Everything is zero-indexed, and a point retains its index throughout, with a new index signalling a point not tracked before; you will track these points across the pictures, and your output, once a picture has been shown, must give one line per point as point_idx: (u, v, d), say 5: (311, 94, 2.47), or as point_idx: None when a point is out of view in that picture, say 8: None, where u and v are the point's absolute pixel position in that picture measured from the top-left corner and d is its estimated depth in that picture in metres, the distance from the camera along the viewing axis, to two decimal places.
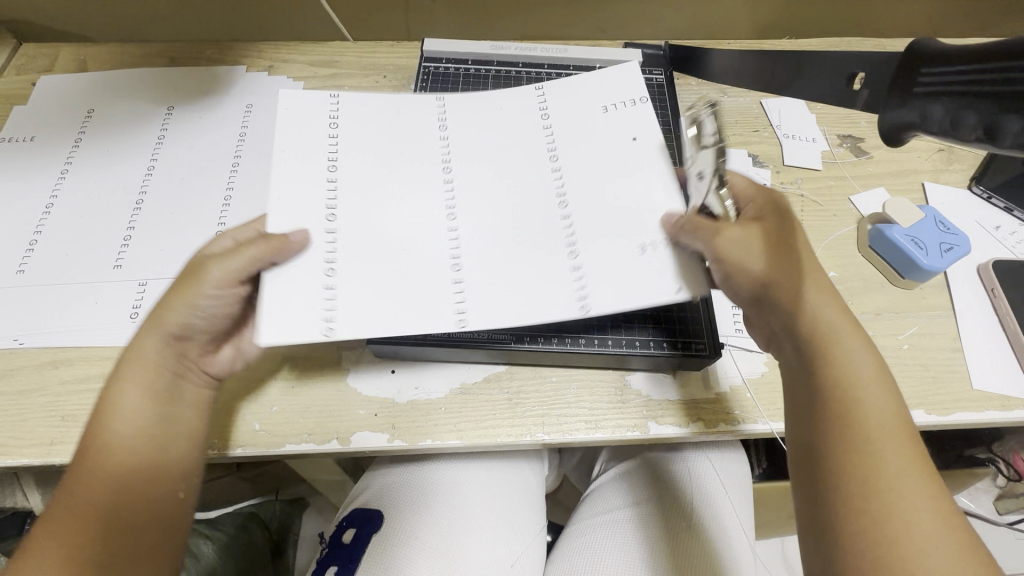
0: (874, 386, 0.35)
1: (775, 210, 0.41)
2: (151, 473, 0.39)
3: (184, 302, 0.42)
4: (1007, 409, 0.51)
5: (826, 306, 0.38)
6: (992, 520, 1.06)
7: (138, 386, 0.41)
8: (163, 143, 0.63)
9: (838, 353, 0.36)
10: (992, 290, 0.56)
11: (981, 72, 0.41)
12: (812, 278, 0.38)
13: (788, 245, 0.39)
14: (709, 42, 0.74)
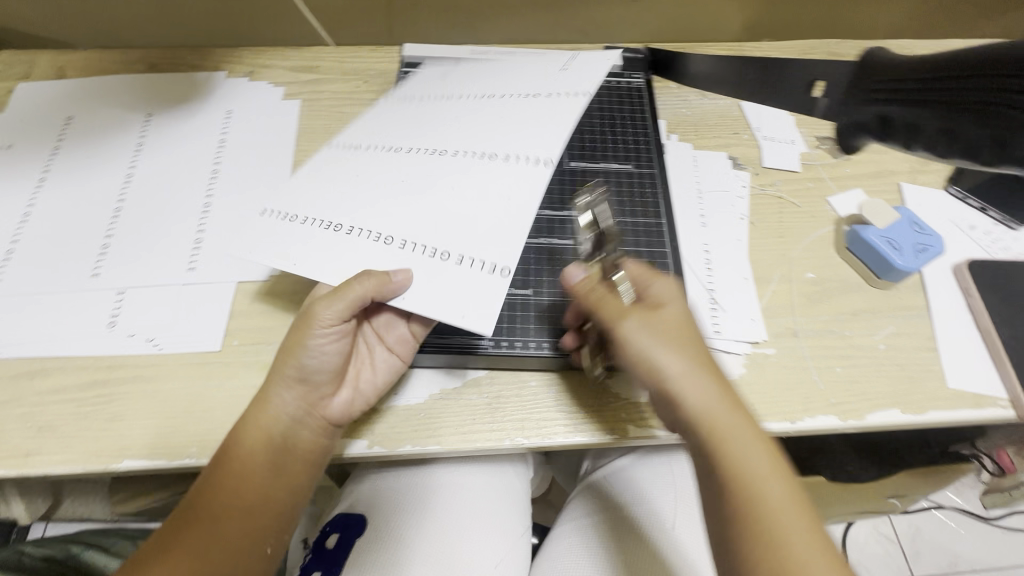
0: (766, 468, 0.38)
1: (663, 301, 0.44)
2: (258, 495, 0.44)
3: (297, 351, 0.46)
4: (980, 407, 0.51)
5: (718, 397, 0.40)
6: (977, 515, 1.07)
7: (263, 423, 0.45)
8: (142, 150, 0.62)
9: (732, 441, 0.39)
10: (967, 290, 0.56)
11: (982, 90, 0.59)
12: (699, 368, 0.41)
13: (676, 340, 0.42)
14: (689, 45, 0.75)
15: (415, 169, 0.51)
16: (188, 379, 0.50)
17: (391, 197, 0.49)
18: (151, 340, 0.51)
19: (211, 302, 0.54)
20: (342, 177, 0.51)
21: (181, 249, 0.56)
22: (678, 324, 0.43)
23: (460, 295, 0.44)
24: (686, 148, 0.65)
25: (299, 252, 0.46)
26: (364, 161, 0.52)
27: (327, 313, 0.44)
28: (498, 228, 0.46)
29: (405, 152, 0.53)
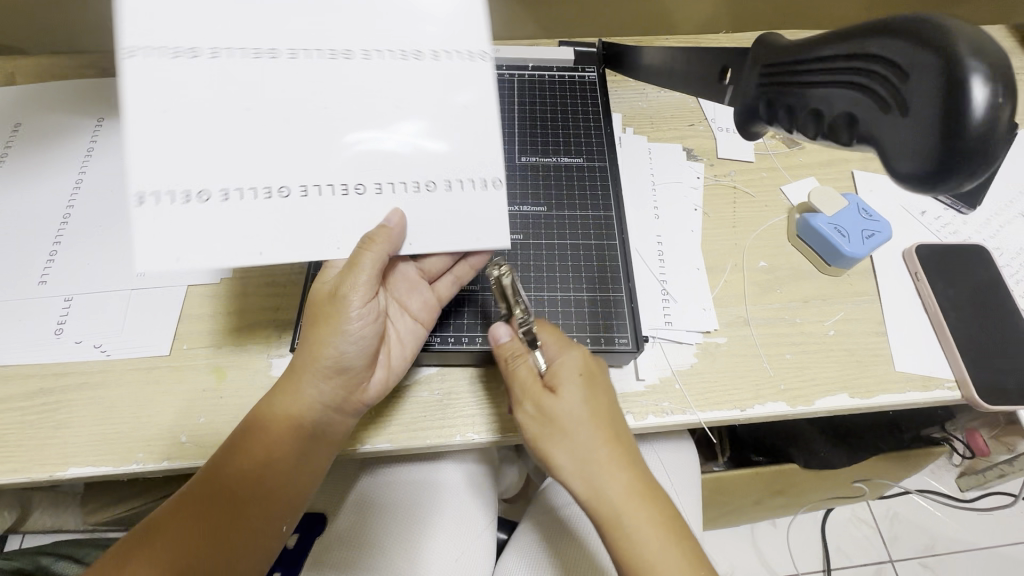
0: (655, 549, 0.39)
1: (566, 380, 0.42)
2: (277, 474, 0.43)
3: (338, 334, 0.44)
4: (928, 389, 0.52)
5: (613, 482, 0.40)
6: (953, 497, 1.08)
7: (292, 406, 0.44)
8: (92, 155, 0.62)
9: (620, 529, 0.40)
10: (916, 274, 0.57)
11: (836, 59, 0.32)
12: (596, 455, 0.40)
13: (572, 427, 0.41)
14: (647, 38, 0.75)
15: (323, 73, 0.39)
16: (136, 385, 0.49)
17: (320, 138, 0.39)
18: (99, 347, 0.51)
19: (161, 306, 0.53)
20: (227, 112, 0.38)
21: (131, 254, 0.56)
22: (581, 406, 0.41)
23: (468, 221, 0.42)
24: (641, 140, 0.65)
25: (250, 234, 0.39)
26: (235, 75, 0.38)
27: (361, 292, 0.43)
28: (479, 139, 0.42)
29: (286, 54, 0.39)
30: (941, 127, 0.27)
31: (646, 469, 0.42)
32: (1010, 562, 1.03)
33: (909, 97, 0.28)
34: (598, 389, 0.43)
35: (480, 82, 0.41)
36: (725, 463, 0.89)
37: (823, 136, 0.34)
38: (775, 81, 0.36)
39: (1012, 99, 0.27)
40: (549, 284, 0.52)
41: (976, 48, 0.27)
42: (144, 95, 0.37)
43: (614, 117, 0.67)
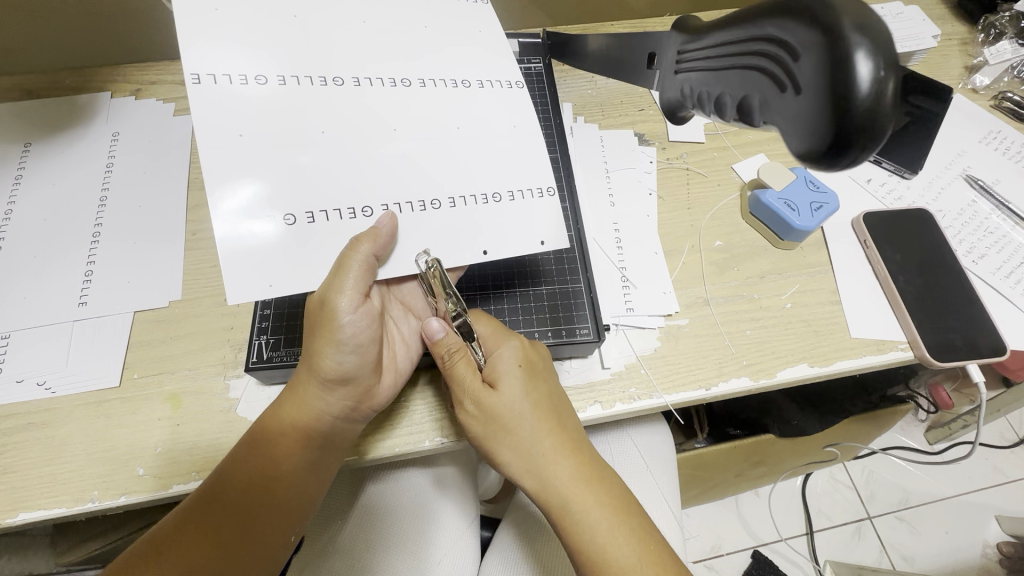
0: (605, 532, 0.40)
1: (506, 372, 0.42)
2: (284, 483, 0.42)
3: (336, 342, 0.41)
4: (883, 353, 0.54)
5: (558, 471, 0.40)
6: (924, 450, 1.12)
7: (301, 416, 0.42)
8: (21, 182, 0.58)
9: (573, 518, 0.40)
10: (864, 242, 0.59)
11: (741, 41, 0.31)
12: (539, 445, 0.41)
13: (513, 421, 0.41)
14: (592, 26, 0.74)
15: (303, 98, 0.39)
16: (86, 421, 0.47)
17: (337, 161, 0.39)
18: (42, 384, 0.49)
19: (107, 336, 0.51)
20: (288, 134, 0.39)
21: (70, 284, 0.53)
22: (521, 398, 0.42)
23: (493, 227, 0.42)
24: (593, 129, 0.65)
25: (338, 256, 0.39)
26: (297, 100, 0.39)
27: (351, 297, 0.40)
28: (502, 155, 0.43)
29: (286, 81, 0.39)
30: (825, 104, 0.27)
31: (592, 455, 0.43)
32: (979, 507, 1.08)
33: (801, 75, 0.28)
34: (538, 378, 0.43)
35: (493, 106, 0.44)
36: (706, 439, 0.91)
37: (737, 118, 0.34)
38: (694, 65, 0.37)
39: (897, 72, 0.27)
40: (509, 284, 0.52)
41: (859, 23, 0.27)
42: (217, 120, 0.37)
43: (565, 107, 0.66)
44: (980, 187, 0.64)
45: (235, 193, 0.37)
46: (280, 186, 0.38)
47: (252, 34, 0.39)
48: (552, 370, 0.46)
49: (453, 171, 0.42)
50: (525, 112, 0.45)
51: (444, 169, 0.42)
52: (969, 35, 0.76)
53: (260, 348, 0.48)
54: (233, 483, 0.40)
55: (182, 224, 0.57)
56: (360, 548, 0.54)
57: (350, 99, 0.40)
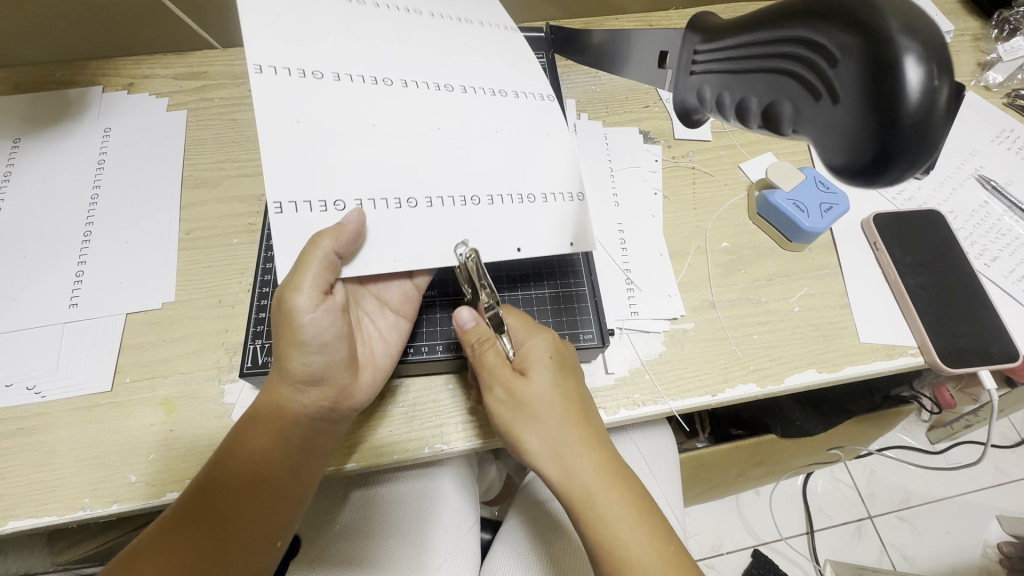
0: (626, 531, 0.38)
1: (537, 362, 0.41)
2: (266, 479, 0.41)
3: (300, 344, 0.40)
4: (892, 358, 0.52)
5: (585, 464, 0.39)
6: (925, 450, 1.12)
7: (275, 417, 0.41)
8: (10, 179, 0.57)
9: (596, 513, 0.39)
10: (875, 244, 0.57)
11: (771, 41, 0.29)
12: (566, 436, 0.40)
13: (544, 409, 0.40)
14: (596, 20, 0.73)
15: (356, 96, 0.39)
16: (77, 426, 0.46)
17: (384, 156, 0.39)
18: (32, 388, 0.47)
19: (98, 339, 0.50)
20: (340, 126, 0.38)
21: (61, 285, 0.52)
22: (553, 388, 0.41)
23: (516, 229, 0.41)
24: (597, 126, 0.63)
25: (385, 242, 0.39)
26: (350, 96, 0.39)
27: (308, 298, 0.38)
28: (526, 158, 0.43)
29: (331, 76, 0.39)
30: (868, 114, 0.25)
31: (616, 452, 0.41)
32: (980, 507, 1.07)
33: (838, 82, 0.26)
34: (568, 371, 0.42)
35: (512, 113, 0.44)
36: (707, 439, 0.91)
37: (761, 125, 0.32)
38: (712, 66, 0.35)
39: (949, 77, 0.25)
40: (511, 287, 0.50)
41: (906, 24, 0.25)
42: (276, 109, 0.37)
43: (568, 103, 0.65)
44: (992, 188, 0.62)
45: (288, 175, 0.37)
46: (329, 173, 0.38)
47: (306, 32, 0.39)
48: (580, 365, 0.45)
49: (489, 173, 0.42)
50: (554, 118, 0.45)
51: (471, 172, 0.41)
52: (982, 31, 0.74)
53: (255, 353, 0.47)
54: (219, 480, 0.40)
55: (175, 223, 0.56)
56: (361, 541, 0.54)
57: (398, 99, 0.40)
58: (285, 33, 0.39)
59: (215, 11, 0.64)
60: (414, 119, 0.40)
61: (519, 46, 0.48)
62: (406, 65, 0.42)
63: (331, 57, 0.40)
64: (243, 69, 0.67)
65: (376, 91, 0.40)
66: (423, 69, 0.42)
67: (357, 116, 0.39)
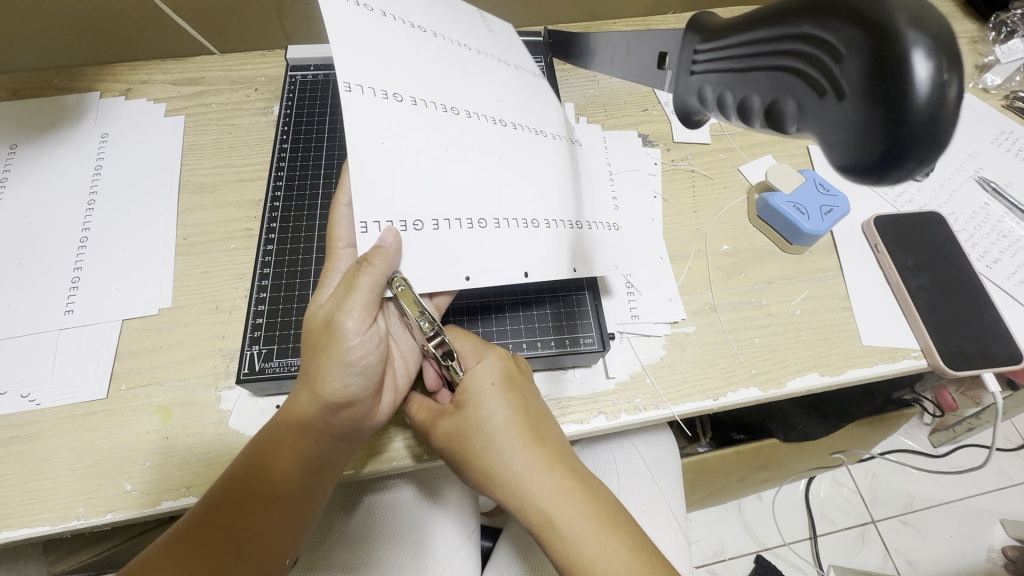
0: (592, 550, 0.37)
1: (481, 391, 0.41)
2: (285, 496, 0.41)
3: (343, 363, 0.40)
4: (895, 361, 0.52)
5: (539, 487, 0.39)
6: (928, 453, 1.11)
7: (299, 439, 0.40)
8: (6, 185, 0.57)
9: (558, 535, 0.38)
10: (875, 246, 0.57)
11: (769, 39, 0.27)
12: (517, 462, 0.39)
13: (487, 441, 0.40)
14: (594, 25, 0.73)
15: (433, 121, 0.41)
16: (71, 434, 0.46)
17: (453, 181, 0.40)
18: (27, 396, 0.47)
19: (94, 345, 0.49)
20: (418, 149, 0.39)
21: (57, 291, 0.51)
22: (495, 417, 0.40)
23: (566, 254, 0.43)
24: (595, 129, 0.63)
25: (453, 260, 0.39)
26: (426, 121, 0.40)
27: (356, 317, 0.39)
28: (523, 181, 0.43)
29: (408, 100, 0.40)
30: (882, 107, 0.22)
31: (578, 465, 0.41)
32: (985, 512, 1.06)
33: (843, 78, 0.24)
34: (515, 391, 0.41)
35: (552, 150, 0.46)
36: (708, 444, 0.90)
37: (765, 125, 0.29)
38: (713, 65, 0.32)
39: (960, 71, 0.22)
40: (510, 290, 0.50)
41: (912, 18, 0.22)
42: (361, 129, 0.37)
43: (566, 106, 0.64)
44: (992, 190, 0.62)
45: (374, 193, 0.37)
46: (408, 195, 0.38)
47: (384, 56, 0.40)
48: (533, 382, 0.44)
49: (543, 202, 0.44)
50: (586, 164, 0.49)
51: (525, 198, 0.43)
52: (979, 33, 0.74)
53: (253, 359, 0.47)
54: (241, 494, 0.39)
55: (172, 228, 0.55)
56: (368, 540, 0.54)
57: (464, 128, 0.42)
58: (368, 56, 0.39)
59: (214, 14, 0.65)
60: (477, 147, 0.42)
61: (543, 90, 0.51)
62: (468, 97, 0.44)
63: (406, 83, 0.41)
64: (241, 74, 0.67)
65: (446, 118, 0.41)
66: (480, 102, 0.44)
67: (430, 140, 0.40)
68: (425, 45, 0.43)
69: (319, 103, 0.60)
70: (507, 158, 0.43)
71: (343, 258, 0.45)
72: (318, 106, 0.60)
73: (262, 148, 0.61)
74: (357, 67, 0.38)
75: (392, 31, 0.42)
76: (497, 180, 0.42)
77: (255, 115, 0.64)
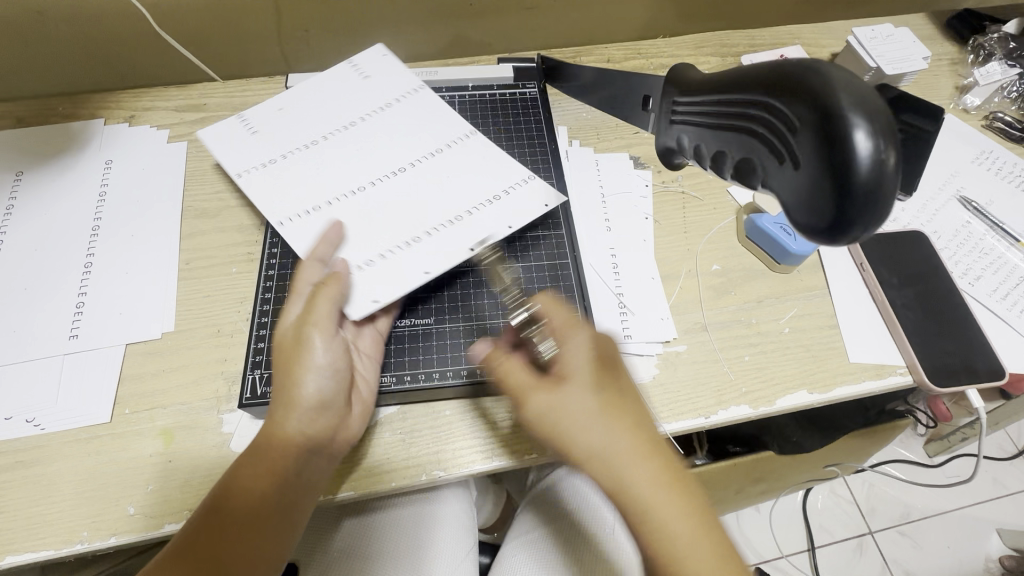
0: (685, 543, 0.36)
1: (578, 366, 0.40)
2: (268, 518, 0.41)
3: (311, 371, 0.44)
4: (881, 378, 0.53)
5: (635, 469, 0.37)
6: (923, 463, 1.12)
7: (279, 451, 0.42)
8: (13, 212, 0.58)
9: (653, 524, 0.36)
10: (861, 264, 0.59)
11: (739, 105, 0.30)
12: (614, 438, 0.38)
13: (578, 414, 0.39)
14: (586, 50, 0.76)
15: (356, 199, 0.53)
16: (75, 458, 0.46)
17: (393, 224, 0.51)
18: (32, 421, 0.48)
19: (97, 370, 0.50)
20: (358, 222, 0.51)
21: (62, 315, 0.52)
22: (587, 393, 0.39)
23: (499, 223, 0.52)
24: (587, 152, 0.65)
25: (412, 273, 0.48)
26: (348, 203, 0.52)
27: (320, 327, 0.45)
28: (453, 193, 0.53)
29: (326, 201, 0.52)
30: (827, 177, 0.25)
31: (676, 460, 0.39)
32: (980, 521, 1.07)
33: (798, 150, 0.26)
34: (609, 373, 0.41)
35: (472, 158, 0.56)
36: (705, 457, 0.91)
37: (735, 178, 0.32)
38: (689, 118, 0.35)
39: (896, 147, 0.25)
40: (504, 312, 0.52)
41: (857, 102, 0.25)
42: (312, 228, 0.51)
43: (559, 130, 0.66)
44: (974, 209, 0.64)
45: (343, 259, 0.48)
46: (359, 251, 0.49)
47: (304, 177, 0.54)
48: (625, 368, 0.42)
49: (473, 195, 0.53)
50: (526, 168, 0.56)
51: (453, 200, 0.53)
52: (958, 55, 0.77)
53: (254, 384, 0.48)
54: (223, 518, 0.39)
55: (175, 253, 0.57)
56: (371, 558, 0.55)
57: (384, 187, 0.54)
58: (293, 188, 0.53)
59: (222, 42, 0.71)
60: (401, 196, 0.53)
61: (446, 111, 0.60)
62: (381, 157, 0.56)
63: (323, 191, 0.53)
64: (242, 100, 0.68)
65: (364, 193, 0.53)
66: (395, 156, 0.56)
67: (364, 210, 0.52)
68: (325, 149, 0.56)
69: None
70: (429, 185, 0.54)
71: (299, 296, 0.47)
72: None
73: None
74: (296, 195, 0.53)
75: (294, 161, 0.55)
76: (428, 205, 0.52)
77: None
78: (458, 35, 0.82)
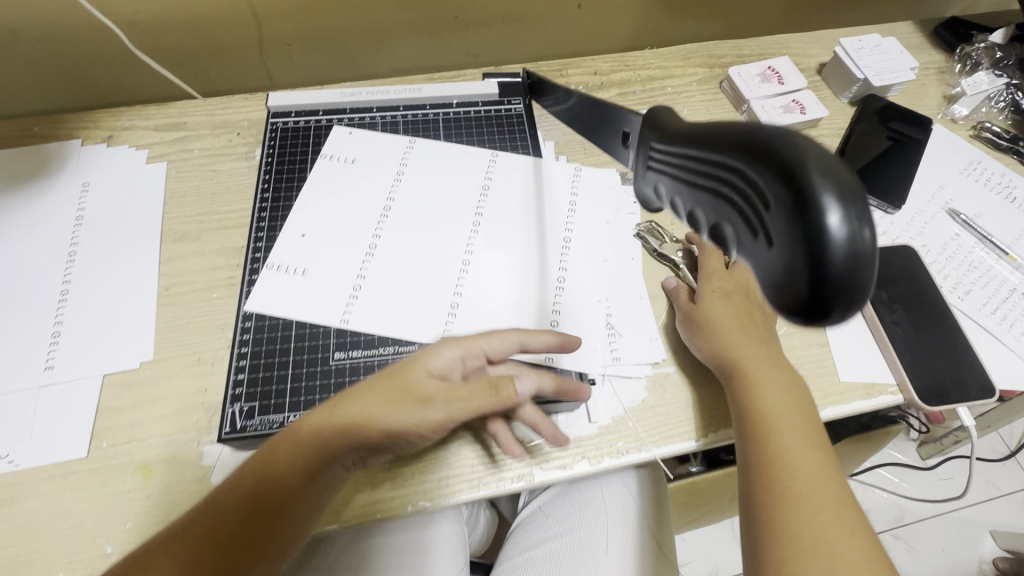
0: (775, 408, 0.43)
1: (719, 279, 0.51)
2: (280, 516, 0.38)
3: (411, 431, 0.42)
4: (871, 397, 0.53)
5: (739, 346, 0.47)
6: (917, 466, 1.12)
7: (310, 450, 0.40)
8: None
9: (754, 388, 0.45)
10: None
11: (701, 168, 0.26)
12: (729, 325, 0.49)
13: (721, 309, 0.50)
14: (573, 61, 0.75)
15: (443, 269, 0.55)
16: (51, 496, 0.45)
17: (510, 283, 0.55)
18: (5, 457, 0.46)
19: (74, 402, 0.49)
20: (477, 291, 0.54)
21: (37, 346, 0.51)
22: (726, 299, 0.50)
23: (589, 245, 0.58)
24: (570, 165, 0.64)
25: (565, 320, 0.53)
26: (441, 273, 0.55)
27: (454, 410, 0.42)
28: (525, 225, 0.58)
29: (410, 279, 0.54)
30: (791, 276, 0.22)
31: (791, 372, 0.47)
32: (974, 523, 1.08)
33: (769, 227, 0.23)
34: (739, 297, 0.50)
35: (499, 180, 0.61)
36: (700, 463, 0.85)
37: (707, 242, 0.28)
38: (654, 172, 0.31)
39: (870, 221, 0.22)
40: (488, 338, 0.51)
41: (823, 170, 0.22)
42: (428, 317, 0.52)
43: (546, 145, 0.66)
44: (963, 221, 0.64)
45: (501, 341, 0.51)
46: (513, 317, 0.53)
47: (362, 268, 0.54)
48: (763, 312, 0.51)
49: (548, 222, 0.59)
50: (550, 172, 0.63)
51: (533, 228, 0.58)
52: (945, 63, 0.77)
53: (234, 418, 0.47)
54: (238, 503, 0.38)
55: (155, 278, 0.56)
56: None
57: (468, 243, 0.57)
58: (367, 287, 0.53)
59: (207, 60, 0.73)
60: (482, 252, 0.56)
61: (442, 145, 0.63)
62: (411, 206, 0.59)
63: (392, 278, 0.54)
64: (223, 118, 0.67)
65: (449, 268, 0.55)
66: (433, 201, 0.59)
67: (465, 282, 0.54)
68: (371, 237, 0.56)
69: (299, 153, 0.62)
70: (492, 227, 0.58)
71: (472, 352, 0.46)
72: (299, 154, 0.61)
73: (243, 194, 0.61)
74: (371, 296, 0.53)
75: (328, 252, 0.55)
76: (517, 246, 0.57)
77: (238, 159, 0.64)
78: (443, 47, 0.81)
